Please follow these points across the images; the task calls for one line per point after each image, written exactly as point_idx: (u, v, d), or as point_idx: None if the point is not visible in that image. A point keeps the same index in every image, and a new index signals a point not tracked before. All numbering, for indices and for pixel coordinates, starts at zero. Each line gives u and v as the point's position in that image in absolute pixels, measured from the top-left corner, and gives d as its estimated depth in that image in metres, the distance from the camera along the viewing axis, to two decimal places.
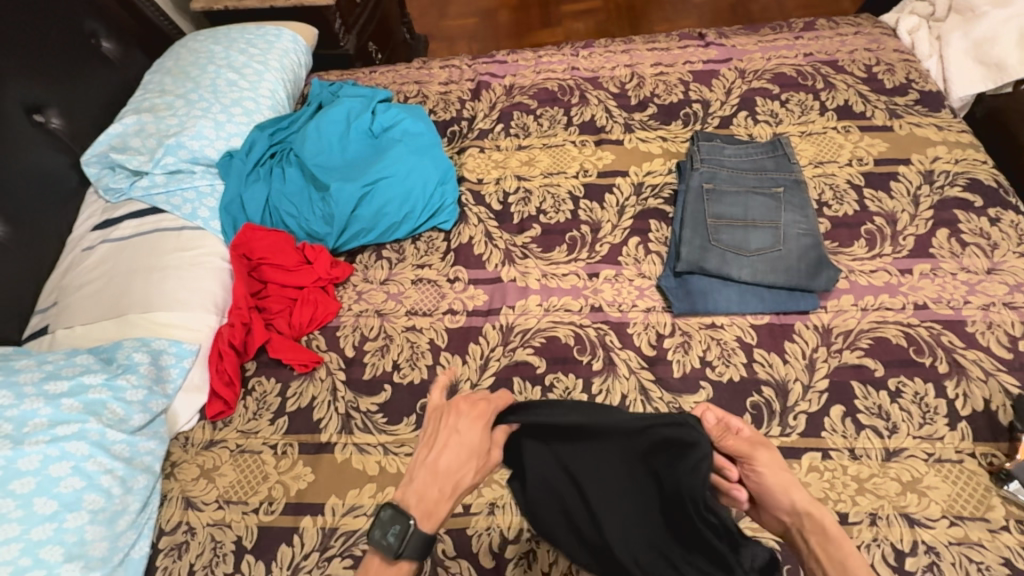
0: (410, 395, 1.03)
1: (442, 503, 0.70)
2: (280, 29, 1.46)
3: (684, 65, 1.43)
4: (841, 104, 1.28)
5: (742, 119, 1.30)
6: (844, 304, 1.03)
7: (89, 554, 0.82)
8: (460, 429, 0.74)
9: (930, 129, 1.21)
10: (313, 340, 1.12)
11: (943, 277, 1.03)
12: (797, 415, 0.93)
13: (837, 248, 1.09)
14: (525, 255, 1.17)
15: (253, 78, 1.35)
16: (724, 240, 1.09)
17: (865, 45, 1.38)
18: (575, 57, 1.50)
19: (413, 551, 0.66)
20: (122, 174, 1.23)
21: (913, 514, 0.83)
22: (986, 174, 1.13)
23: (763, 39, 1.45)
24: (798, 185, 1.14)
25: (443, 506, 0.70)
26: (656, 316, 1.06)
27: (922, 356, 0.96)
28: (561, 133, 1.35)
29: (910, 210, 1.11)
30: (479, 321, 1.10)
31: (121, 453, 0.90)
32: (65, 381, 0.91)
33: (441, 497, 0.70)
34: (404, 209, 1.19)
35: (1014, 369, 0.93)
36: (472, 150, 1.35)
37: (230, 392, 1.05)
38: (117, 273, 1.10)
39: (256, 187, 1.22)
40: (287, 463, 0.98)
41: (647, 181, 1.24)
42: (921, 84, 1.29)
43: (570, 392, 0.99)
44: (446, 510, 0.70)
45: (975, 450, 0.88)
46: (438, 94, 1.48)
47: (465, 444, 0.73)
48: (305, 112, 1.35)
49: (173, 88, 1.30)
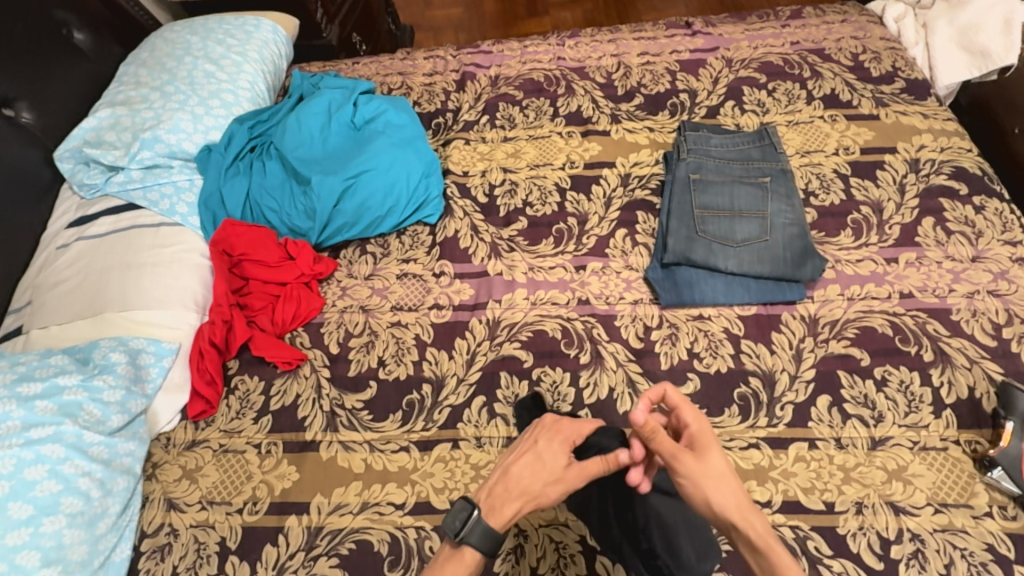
0: (396, 391, 1.02)
1: (508, 503, 0.73)
2: (259, 19, 1.42)
3: (671, 55, 1.41)
4: (827, 93, 1.27)
5: (729, 108, 1.29)
6: (831, 294, 1.03)
7: (68, 559, 0.81)
8: (539, 443, 0.78)
9: (916, 118, 1.21)
10: (297, 337, 1.10)
11: (928, 266, 1.03)
12: (784, 405, 0.93)
13: (824, 238, 1.09)
14: (511, 248, 1.16)
15: (231, 69, 1.32)
16: (710, 231, 1.08)
17: (851, 33, 1.37)
18: (561, 47, 1.48)
19: (476, 540, 0.70)
20: (97, 169, 1.20)
21: (898, 502, 0.84)
22: (971, 162, 1.13)
23: (749, 27, 1.43)
24: (784, 175, 1.14)
25: (510, 505, 0.73)
26: (643, 308, 1.05)
27: (907, 345, 0.96)
28: (547, 124, 1.33)
29: (896, 199, 1.11)
30: (465, 315, 1.08)
31: (99, 455, 0.88)
32: (39, 383, 0.88)
33: (509, 496, 0.73)
34: (388, 202, 1.17)
35: (998, 356, 0.93)
36: (457, 142, 1.33)
37: (211, 391, 1.03)
38: (93, 271, 1.07)
39: (236, 181, 1.19)
40: (272, 462, 0.97)
41: (634, 172, 1.23)
42: (908, 72, 1.28)
43: (558, 386, 0.98)
44: (511, 511, 0.72)
45: (960, 437, 0.88)
46: (422, 85, 1.46)
47: (545, 461, 0.76)
48: (285, 105, 1.32)
49: (148, 80, 1.27)
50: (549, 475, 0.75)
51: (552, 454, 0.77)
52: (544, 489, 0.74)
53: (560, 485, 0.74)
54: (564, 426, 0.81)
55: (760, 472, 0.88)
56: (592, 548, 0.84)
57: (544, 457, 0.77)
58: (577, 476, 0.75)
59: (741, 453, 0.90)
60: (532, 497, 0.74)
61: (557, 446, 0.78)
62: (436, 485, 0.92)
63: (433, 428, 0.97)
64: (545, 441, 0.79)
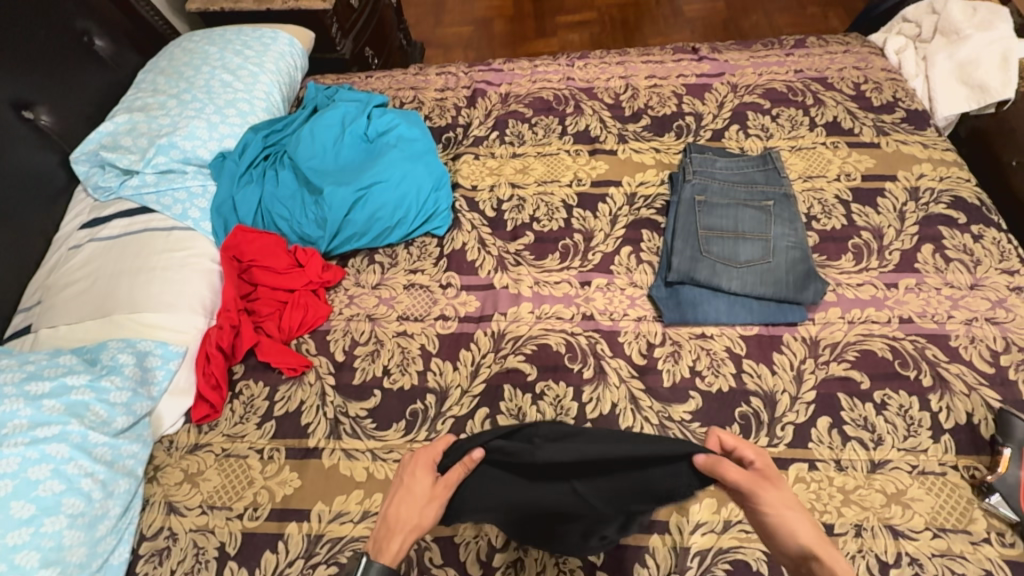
0: (400, 400, 1.02)
1: (394, 537, 0.70)
2: (277, 32, 1.45)
3: (677, 79, 1.45)
4: (830, 120, 1.31)
5: (734, 132, 1.32)
6: (832, 316, 1.04)
7: (66, 561, 0.81)
8: (405, 477, 0.74)
9: (916, 147, 1.24)
10: (303, 344, 1.11)
11: (928, 292, 1.05)
12: (784, 425, 0.94)
13: (825, 262, 1.11)
14: (518, 262, 1.17)
15: (248, 79, 1.34)
16: (714, 252, 1.10)
17: (853, 63, 1.41)
18: (570, 68, 1.51)
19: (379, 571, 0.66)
20: (112, 172, 1.22)
21: (897, 525, 0.84)
22: (970, 192, 1.16)
23: (754, 54, 1.47)
24: (787, 199, 1.16)
25: (397, 539, 0.69)
26: (647, 325, 1.07)
27: (907, 369, 0.97)
28: (555, 142, 1.36)
29: (896, 226, 1.14)
30: (471, 327, 1.10)
31: (103, 456, 0.88)
32: (47, 382, 0.89)
33: (392, 531, 0.70)
34: (397, 214, 1.19)
35: (996, 384, 0.95)
36: (467, 157, 1.35)
37: (216, 395, 1.04)
38: (104, 273, 1.08)
39: (248, 189, 1.21)
40: (274, 468, 0.97)
41: (640, 191, 1.25)
42: (908, 102, 1.32)
43: (560, 400, 0.99)
44: (398, 544, 0.68)
45: (958, 462, 0.89)
46: (434, 100, 1.49)
47: (415, 489, 0.72)
48: (300, 116, 1.35)
49: (166, 88, 1.29)
50: (416, 499, 0.71)
51: (416, 481, 0.72)
52: (419, 511, 0.70)
53: (433, 502, 0.71)
54: (422, 451, 0.76)
55: None
56: (592, 564, 0.84)
57: (412, 489, 0.72)
58: (446, 489, 0.71)
59: None
60: (413, 526, 0.70)
61: (421, 471, 0.73)
62: None
63: (436, 439, 0.97)
64: (410, 472, 0.74)
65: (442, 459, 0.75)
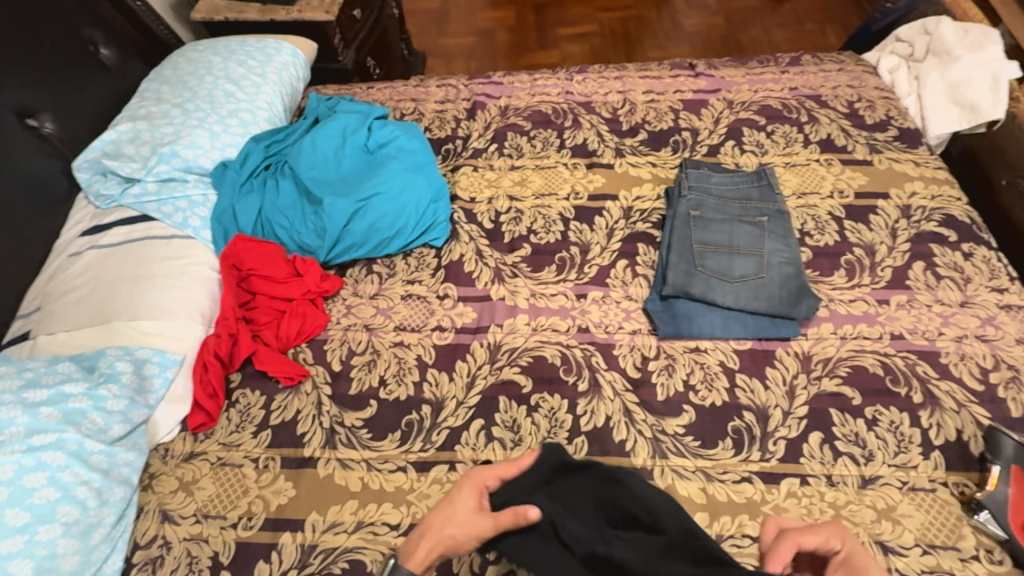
0: (396, 410, 1.03)
1: (421, 544, 0.72)
2: (280, 43, 1.47)
3: (674, 94, 1.47)
4: (824, 137, 1.33)
5: (729, 148, 1.34)
6: (824, 332, 1.05)
7: (59, 569, 0.81)
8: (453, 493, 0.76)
9: (908, 165, 1.26)
10: (300, 353, 1.12)
11: (919, 309, 1.06)
12: (776, 440, 0.95)
13: (818, 277, 1.12)
14: (515, 274, 1.18)
15: (250, 89, 1.36)
16: (709, 266, 1.11)
17: (847, 81, 1.44)
18: (569, 82, 1.53)
19: None
20: (114, 180, 1.23)
21: (887, 541, 0.85)
22: (960, 211, 1.18)
23: (750, 71, 1.50)
24: (781, 215, 1.18)
25: (422, 546, 0.72)
26: (641, 338, 1.08)
27: (897, 385, 0.98)
28: (553, 155, 1.37)
29: (888, 243, 1.15)
30: (467, 338, 1.10)
31: (98, 464, 0.89)
32: (45, 389, 0.89)
33: (422, 538, 0.73)
34: (396, 225, 1.21)
35: (985, 401, 0.96)
36: (466, 169, 1.37)
37: (213, 403, 1.04)
38: (103, 281, 1.09)
39: (249, 198, 1.22)
40: (269, 477, 0.97)
41: (636, 206, 1.26)
42: (901, 121, 1.34)
43: (555, 412, 1.00)
44: (422, 553, 0.71)
45: (948, 479, 0.90)
46: (434, 112, 1.50)
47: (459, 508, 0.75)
48: (301, 126, 1.37)
49: (170, 97, 1.31)
50: (455, 518, 0.73)
51: (461, 501, 0.74)
52: (454, 528, 0.72)
53: (468, 529, 0.71)
54: (478, 472, 0.77)
55: (752, 506, 0.89)
56: None
57: (455, 507, 0.74)
58: (486, 520, 0.71)
59: (733, 487, 0.91)
60: (442, 540, 0.72)
61: (468, 492, 0.75)
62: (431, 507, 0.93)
63: (431, 449, 0.98)
64: (459, 490, 0.76)
65: (493, 484, 0.76)
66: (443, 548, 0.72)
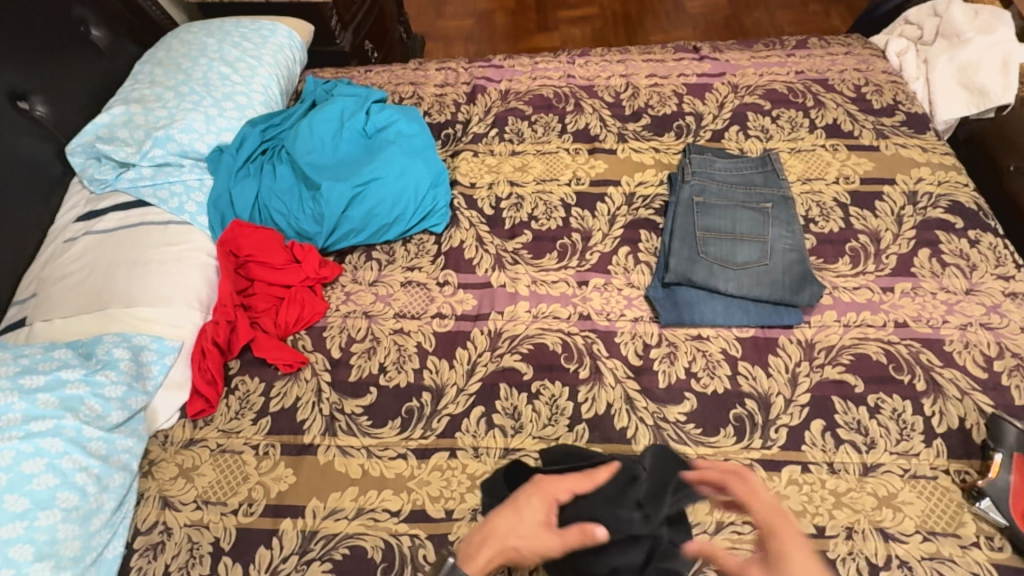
0: (396, 397, 1.02)
1: (484, 550, 0.73)
2: (276, 24, 1.44)
3: (678, 78, 1.44)
4: (830, 122, 1.31)
5: (734, 133, 1.32)
6: (828, 319, 1.05)
7: (60, 554, 0.81)
8: (520, 497, 0.77)
9: (915, 151, 1.24)
10: (299, 340, 1.11)
11: (923, 296, 1.05)
12: (778, 428, 0.94)
13: (822, 264, 1.11)
14: (516, 260, 1.17)
15: (246, 72, 1.33)
16: (712, 253, 1.10)
17: (854, 65, 1.41)
18: (571, 65, 1.51)
19: None
20: (108, 165, 1.21)
21: (888, 528, 0.85)
22: (967, 197, 1.16)
23: (756, 54, 1.47)
24: (785, 201, 1.16)
25: (483, 552, 0.73)
26: (643, 325, 1.07)
27: (901, 373, 0.98)
28: (554, 140, 1.35)
29: (893, 229, 1.14)
30: (467, 326, 1.10)
31: (97, 450, 0.88)
32: (42, 376, 0.89)
33: (483, 543, 0.74)
34: (395, 210, 1.19)
35: (989, 389, 0.95)
36: (466, 154, 1.35)
37: (212, 390, 1.03)
38: (99, 267, 1.08)
39: (246, 183, 1.20)
40: (269, 464, 0.97)
41: (638, 191, 1.25)
42: (908, 105, 1.32)
43: (556, 400, 1.00)
44: (484, 561, 0.72)
45: (950, 466, 0.90)
46: (433, 96, 1.48)
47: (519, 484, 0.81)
48: (298, 110, 1.34)
49: (163, 79, 1.28)
50: (521, 528, 0.74)
51: (530, 510, 0.75)
52: (518, 539, 0.73)
53: (537, 543, 0.73)
54: (548, 484, 0.78)
55: None
56: None
57: (519, 508, 0.76)
58: (554, 537, 0.73)
59: None
60: (505, 547, 0.73)
61: (536, 503, 0.76)
62: (432, 494, 0.92)
63: (432, 437, 0.98)
64: (528, 496, 0.77)
65: (562, 497, 0.77)
66: (504, 556, 0.73)
